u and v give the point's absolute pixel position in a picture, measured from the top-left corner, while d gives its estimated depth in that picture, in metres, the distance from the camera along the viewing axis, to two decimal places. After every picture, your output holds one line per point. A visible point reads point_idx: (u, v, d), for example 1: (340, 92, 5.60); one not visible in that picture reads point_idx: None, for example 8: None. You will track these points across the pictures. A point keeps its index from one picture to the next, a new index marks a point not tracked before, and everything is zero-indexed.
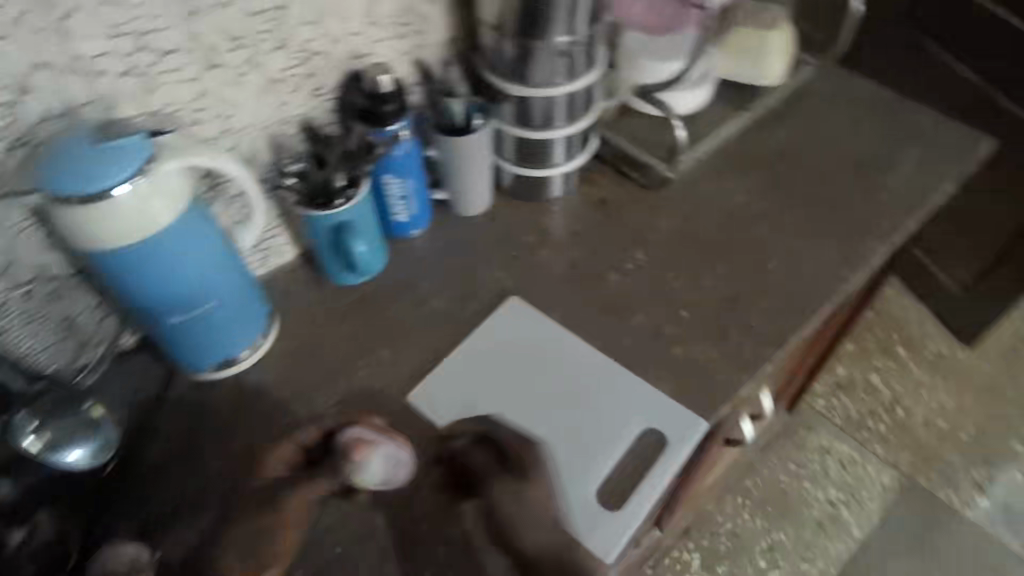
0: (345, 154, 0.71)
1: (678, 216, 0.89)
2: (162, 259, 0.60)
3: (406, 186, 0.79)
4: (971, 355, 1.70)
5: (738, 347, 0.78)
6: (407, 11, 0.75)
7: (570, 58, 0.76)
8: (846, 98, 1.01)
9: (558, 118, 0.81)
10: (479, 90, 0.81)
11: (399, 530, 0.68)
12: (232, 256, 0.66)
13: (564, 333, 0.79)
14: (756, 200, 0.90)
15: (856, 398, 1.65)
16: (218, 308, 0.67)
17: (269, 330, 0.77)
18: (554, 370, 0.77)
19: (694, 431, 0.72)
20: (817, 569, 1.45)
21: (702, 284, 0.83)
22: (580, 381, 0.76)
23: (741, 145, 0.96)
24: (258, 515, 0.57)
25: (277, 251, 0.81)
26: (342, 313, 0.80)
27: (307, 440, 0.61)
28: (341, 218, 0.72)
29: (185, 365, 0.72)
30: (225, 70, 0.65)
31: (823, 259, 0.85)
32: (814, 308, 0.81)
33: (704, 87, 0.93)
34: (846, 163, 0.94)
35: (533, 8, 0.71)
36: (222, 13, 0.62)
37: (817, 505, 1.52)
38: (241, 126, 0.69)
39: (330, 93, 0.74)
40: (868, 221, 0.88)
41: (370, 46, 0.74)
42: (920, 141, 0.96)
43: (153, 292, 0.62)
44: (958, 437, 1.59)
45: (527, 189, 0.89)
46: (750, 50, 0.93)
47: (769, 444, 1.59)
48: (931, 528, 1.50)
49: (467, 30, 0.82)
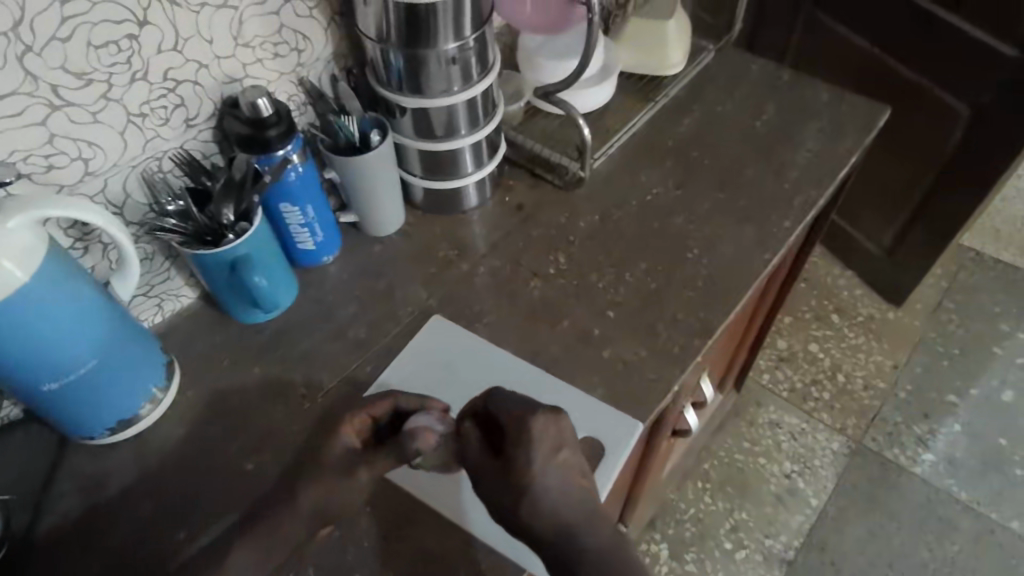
0: (231, 185, 0.67)
1: (595, 214, 0.87)
2: (13, 325, 0.55)
3: (305, 212, 0.75)
4: (902, 315, 1.75)
5: (667, 342, 0.76)
6: (279, 31, 0.71)
7: (459, 66, 0.73)
8: (751, 78, 1.02)
9: (461, 126, 0.78)
10: (375, 105, 0.78)
11: (365, 559, 0.63)
12: (107, 308, 0.62)
13: (486, 347, 0.76)
14: (672, 190, 0.90)
15: (799, 366, 1.69)
16: (99, 368, 0.62)
17: (171, 382, 0.71)
18: (483, 383, 0.73)
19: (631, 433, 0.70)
20: (780, 543, 1.47)
21: (625, 280, 0.81)
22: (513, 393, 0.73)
23: (650, 136, 0.96)
24: (317, 479, 0.58)
25: (173, 297, 0.76)
26: (252, 352, 0.75)
27: (376, 415, 0.62)
28: (235, 254, 0.67)
29: (78, 433, 0.66)
30: (76, 108, 0.60)
31: (742, 241, 0.85)
32: (738, 292, 0.80)
33: (610, 80, 0.94)
34: (753, 143, 0.95)
35: (412, 18, 0.68)
36: (61, 47, 0.57)
37: (774, 477, 1.54)
38: (106, 168, 0.64)
39: (205, 123, 0.70)
40: (781, 202, 0.89)
41: (245, 69, 0.70)
42: (818, 117, 0.98)
43: (17, 362, 0.57)
44: (897, 395, 1.64)
45: (439, 202, 0.85)
46: (643, 40, 0.98)
47: (721, 426, 1.60)
48: (882, 488, 1.53)
49: (354, 43, 0.79)
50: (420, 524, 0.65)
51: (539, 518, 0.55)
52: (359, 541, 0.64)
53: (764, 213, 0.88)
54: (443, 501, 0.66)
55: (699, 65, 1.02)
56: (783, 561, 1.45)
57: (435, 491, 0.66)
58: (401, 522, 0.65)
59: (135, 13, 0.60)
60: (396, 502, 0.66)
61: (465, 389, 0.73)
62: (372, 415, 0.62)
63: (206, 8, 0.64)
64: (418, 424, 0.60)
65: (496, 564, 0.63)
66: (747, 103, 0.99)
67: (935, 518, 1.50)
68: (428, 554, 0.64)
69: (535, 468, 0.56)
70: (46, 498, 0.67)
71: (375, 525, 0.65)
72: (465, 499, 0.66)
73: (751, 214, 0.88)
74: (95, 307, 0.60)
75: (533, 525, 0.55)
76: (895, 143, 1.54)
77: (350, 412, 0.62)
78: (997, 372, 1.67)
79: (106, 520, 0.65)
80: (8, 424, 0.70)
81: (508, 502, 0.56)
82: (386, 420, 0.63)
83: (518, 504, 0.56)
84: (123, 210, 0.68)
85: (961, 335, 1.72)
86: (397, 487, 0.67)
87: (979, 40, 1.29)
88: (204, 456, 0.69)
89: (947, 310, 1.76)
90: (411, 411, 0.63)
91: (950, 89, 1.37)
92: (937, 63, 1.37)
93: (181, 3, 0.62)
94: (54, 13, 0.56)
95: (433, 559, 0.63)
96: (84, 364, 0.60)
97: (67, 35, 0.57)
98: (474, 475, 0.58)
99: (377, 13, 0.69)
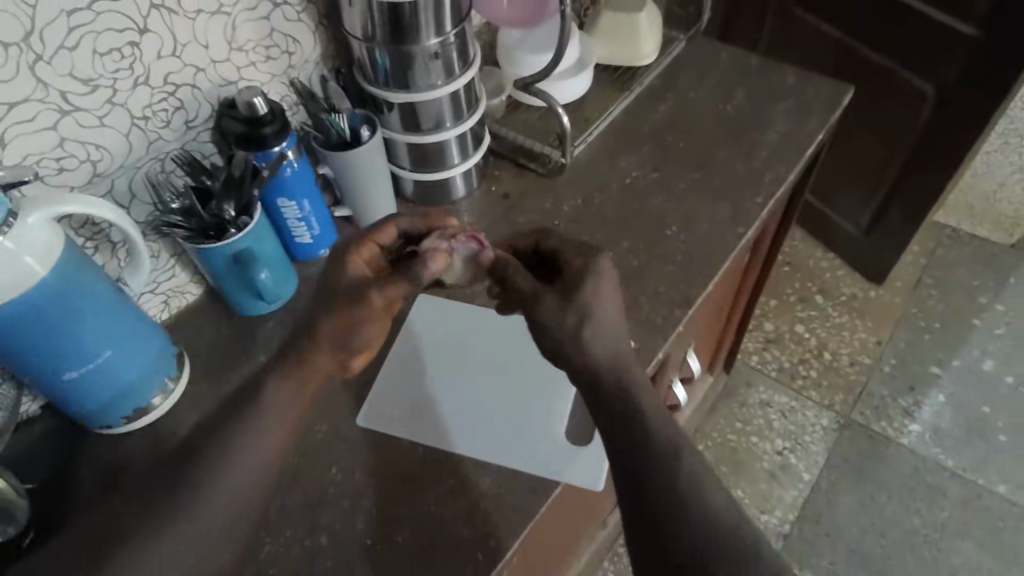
0: (230, 182, 0.71)
1: (577, 199, 0.92)
2: (31, 316, 0.58)
3: (302, 206, 0.79)
4: (883, 293, 1.81)
5: (650, 313, 0.81)
6: (270, 35, 0.75)
7: (443, 60, 0.77)
8: (721, 66, 1.07)
9: (447, 119, 0.83)
10: (364, 103, 0.83)
11: (376, 524, 0.66)
12: (118, 300, 0.65)
13: (475, 312, 0.82)
14: (649, 173, 0.94)
15: (787, 347, 1.74)
16: (113, 358, 0.65)
17: (182, 371, 0.74)
18: (478, 342, 0.80)
19: None
20: (775, 518, 1.51)
21: (608, 259, 0.86)
22: (508, 344, 0.80)
23: (628, 123, 1.00)
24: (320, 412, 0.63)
25: (178, 293, 0.80)
26: (257, 340, 0.79)
27: (387, 244, 0.64)
28: (239, 247, 0.71)
29: (97, 423, 0.69)
30: (85, 113, 0.64)
31: (717, 217, 0.90)
32: (716, 266, 0.85)
33: (587, 73, 0.99)
34: (725, 127, 1.00)
35: (394, 14, 0.72)
36: (69, 55, 0.61)
37: (767, 454, 1.59)
38: (112, 170, 0.68)
39: (203, 124, 0.74)
40: (753, 180, 0.94)
41: (240, 73, 0.75)
42: (786, 99, 1.03)
43: (36, 349, 0.60)
44: (882, 370, 1.70)
45: (428, 193, 0.89)
46: (616, 34, 1.03)
47: (713, 408, 1.65)
48: (872, 460, 1.58)
49: (341, 45, 0.83)
50: (425, 494, 0.68)
51: (596, 345, 0.57)
52: (369, 511, 0.67)
53: (738, 191, 0.92)
54: (471, 449, 0.71)
55: (670, 55, 1.07)
56: (779, 534, 1.49)
57: (460, 444, 0.71)
58: (407, 488, 0.69)
59: (136, 21, 0.64)
60: (400, 475, 0.69)
61: (465, 351, 0.79)
62: (381, 242, 0.63)
63: (202, 15, 0.68)
64: (425, 319, 0.81)
65: (499, 525, 0.66)
66: (718, 90, 1.04)
67: (924, 486, 1.55)
68: (437, 517, 0.67)
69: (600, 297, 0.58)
70: (66, 487, 0.69)
71: (382, 494, 0.68)
72: (490, 442, 0.71)
73: (725, 192, 0.92)
74: (106, 299, 0.63)
75: (590, 352, 0.57)
76: (866, 125, 1.59)
77: (354, 245, 0.62)
78: (977, 343, 1.73)
79: None
80: (27, 420, 0.73)
81: (570, 322, 0.57)
82: (394, 248, 0.65)
83: (582, 327, 0.57)
84: (129, 209, 0.71)
85: (942, 309, 1.78)
86: (403, 457, 0.71)
87: (940, 21, 1.34)
88: None
89: (927, 286, 1.82)
90: (415, 234, 0.66)
91: (915, 71, 1.43)
92: (901, 46, 1.42)
93: (178, 11, 0.66)
94: (61, 24, 0.59)
95: (439, 526, 0.66)
96: (100, 352, 0.64)
97: (73, 44, 0.61)
98: (531, 296, 0.59)
99: (362, 14, 0.73)
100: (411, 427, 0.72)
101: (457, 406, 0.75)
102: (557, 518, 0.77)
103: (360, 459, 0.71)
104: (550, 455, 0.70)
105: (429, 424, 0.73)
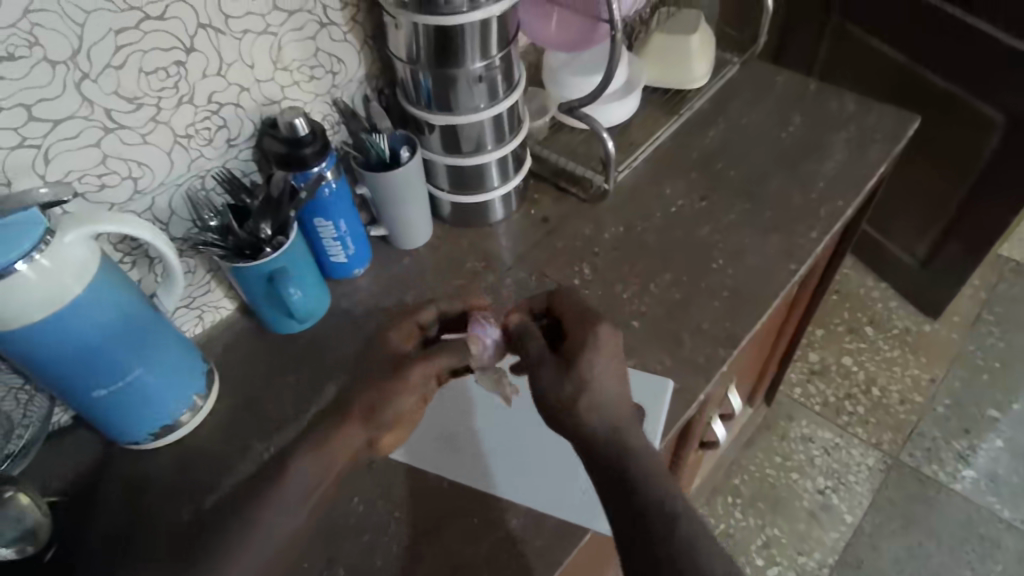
0: (269, 203, 0.70)
1: (619, 226, 0.88)
2: (70, 335, 0.58)
3: (338, 227, 0.78)
4: (939, 328, 1.71)
5: (692, 352, 0.77)
6: (315, 55, 0.75)
7: (486, 84, 0.76)
8: (776, 89, 1.03)
9: (488, 141, 0.81)
10: (409, 123, 0.82)
11: (395, 561, 0.64)
12: (149, 315, 0.65)
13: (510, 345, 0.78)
14: (696, 202, 0.91)
15: (835, 379, 1.66)
16: (143, 377, 0.65)
17: (211, 391, 0.73)
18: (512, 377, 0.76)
19: (662, 390, 0.74)
20: (814, 561, 1.43)
21: (649, 291, 0.82)
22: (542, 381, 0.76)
23: (676, 148, 0.97)
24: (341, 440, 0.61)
25: (212, 309, 0.80)
26: (286, 358, 0.78)
27: (424, 325, 0.68)
28: (273, 267, 0.71)
29: (125, 438, 0.69)
30: (129, 130, 0.64)
31: (767, 251, 0.85)
32: (765, 305, 0.80)
33: (634, 98, 0.95)
34: (776, 155, 0.95)
35: (438, 35, 0.70)
36: (114, 74, 0.61)
37: (807, 493, 1.51)
38: (152, 187, 0.68)
39: (245, 143, 0.74)
40: (806, 213, 0.89)
41: (283, 92, 0.74)
42: (845, 128, 0.98)
43: (70, 367, 0.60)
44: (935, 410, 1.60)
45: (466, 215, 0.87)
46: (667, 57, 0.99)
47: (751, 440, 1.58)
48: (921, 506, 1.49)
49: (385, 64, 0.82)
50: (445, 530, 0.66)
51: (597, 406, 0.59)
52: (388, 546, 0.65)
53: (790, 223, 0.88)
54: (499, 490, 0.68)
55: (723, 78, 1.03)
56: None
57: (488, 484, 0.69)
58: (427, 525, 0.66)
59: (183, 40, 0.64)
60: (422, 510, 0.67)
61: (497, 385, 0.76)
62: (420, 324, 0.68)
63: (248, 34, 0.68)
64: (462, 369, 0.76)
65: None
66: (772, 115, 1.00)
67: (978, 537, 1.45)
68: (457, 557, 0.64)
69: (602, 374, 0.60)
70: (94, 500, 0.69)
71: (402, 525, 0.66)
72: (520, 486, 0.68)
73: (776, 224, 0.88)
74: (137, 318, 0.63)
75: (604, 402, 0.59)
76: (927, 153, 1.50)
77: (398, 324, 0.67)
78: None
79: (145, 523, 0.67)
80: (58, 431, 0.73)
81: (578, 408, 0.59)
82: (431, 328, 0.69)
83: (590, 413, 0.59)
84: (169, 225, 0.71)
85: (1002, 347, 1.68)
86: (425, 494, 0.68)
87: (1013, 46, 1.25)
88: (238, 463, 0.70)
89: (987, 322, 1.72)
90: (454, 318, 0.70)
91: (984, 99, 1.34)
92: (969, 71, 1.34)
93: (226, 30, 0.66)
94: (109, 43, 0.60)
95: (457, 567, 0.64)
96: (130, 370, 0.64)
97: (119, 63, 0.61)
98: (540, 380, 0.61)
99: (407, 35, 0.72)
100: (437, 464, 0.70)
101: (500, 441, 0.72)
102: (586, 563, 0.73)
103: (382, 490, 0.68)
104: (579, 502, 0.67)
105: (458, 464, 0.70)
